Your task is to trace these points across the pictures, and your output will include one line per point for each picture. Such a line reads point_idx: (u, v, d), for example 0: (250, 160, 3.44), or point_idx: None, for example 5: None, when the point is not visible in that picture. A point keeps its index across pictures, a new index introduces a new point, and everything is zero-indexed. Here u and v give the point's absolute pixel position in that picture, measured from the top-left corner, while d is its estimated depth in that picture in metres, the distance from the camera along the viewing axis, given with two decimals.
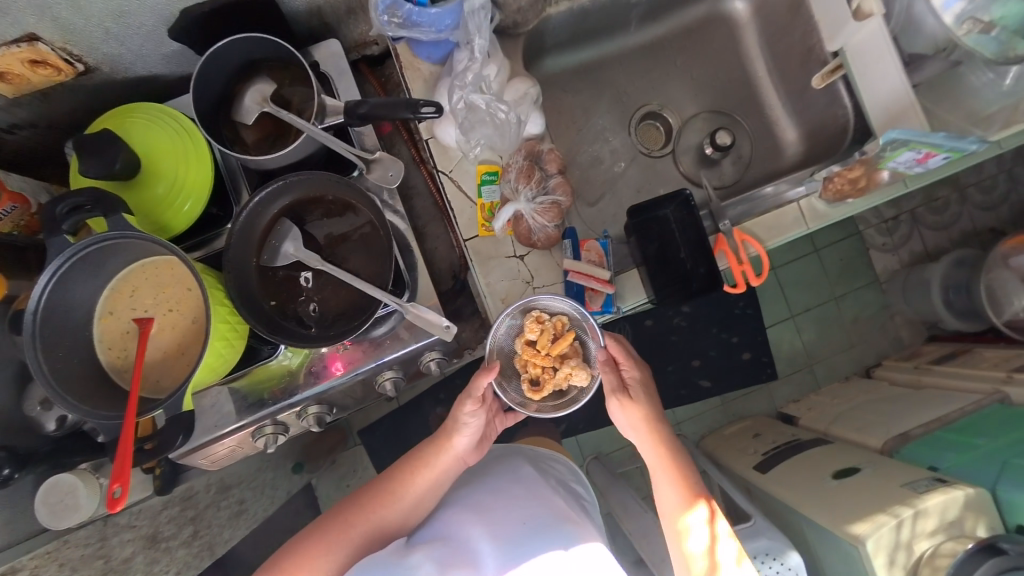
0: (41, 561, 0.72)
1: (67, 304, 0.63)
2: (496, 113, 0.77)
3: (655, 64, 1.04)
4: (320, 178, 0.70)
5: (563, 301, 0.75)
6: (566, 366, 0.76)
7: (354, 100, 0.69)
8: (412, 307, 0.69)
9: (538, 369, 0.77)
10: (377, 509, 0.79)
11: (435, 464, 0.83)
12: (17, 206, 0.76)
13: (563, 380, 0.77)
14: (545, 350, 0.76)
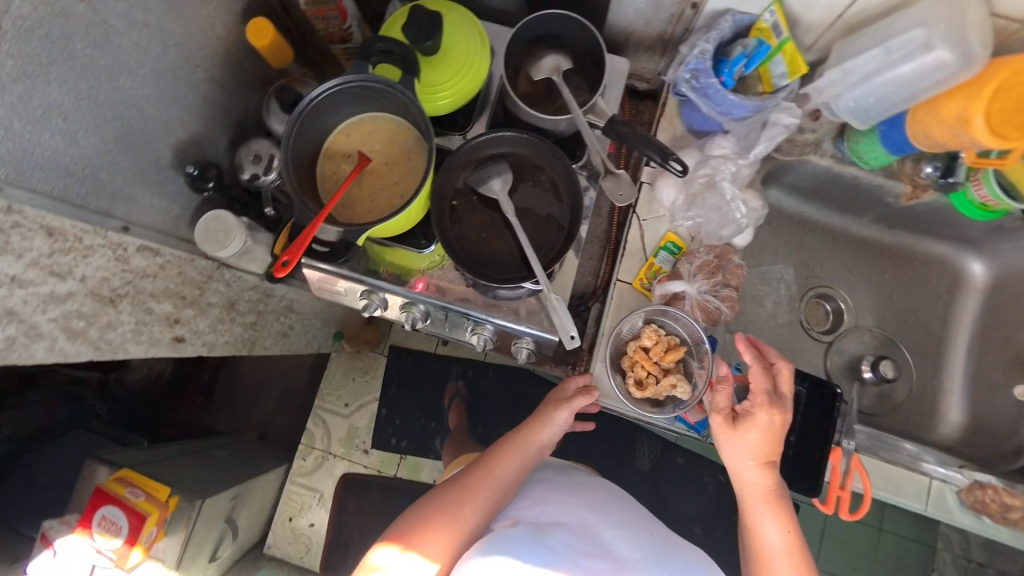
0: (172, 261, 0.84)
1: (328, 108, 0.75)
2: (735, 209, 0.81)
3: (864, 262, 1.03)
4: (552, 152, 0.78)
5: (686, 319, 0.74)
6: (670, 377, 0.74)
7: (624, 119, 0.75)
8: (555, 300, 0.75)
9: (644, 372, 0.75)
10: (489, 482, 0.79)
11: (524, 442, 0.85)
12: (337, 19, 0.90)
13: (664, 388, 0.74)
14: (656, 359, 0.75)
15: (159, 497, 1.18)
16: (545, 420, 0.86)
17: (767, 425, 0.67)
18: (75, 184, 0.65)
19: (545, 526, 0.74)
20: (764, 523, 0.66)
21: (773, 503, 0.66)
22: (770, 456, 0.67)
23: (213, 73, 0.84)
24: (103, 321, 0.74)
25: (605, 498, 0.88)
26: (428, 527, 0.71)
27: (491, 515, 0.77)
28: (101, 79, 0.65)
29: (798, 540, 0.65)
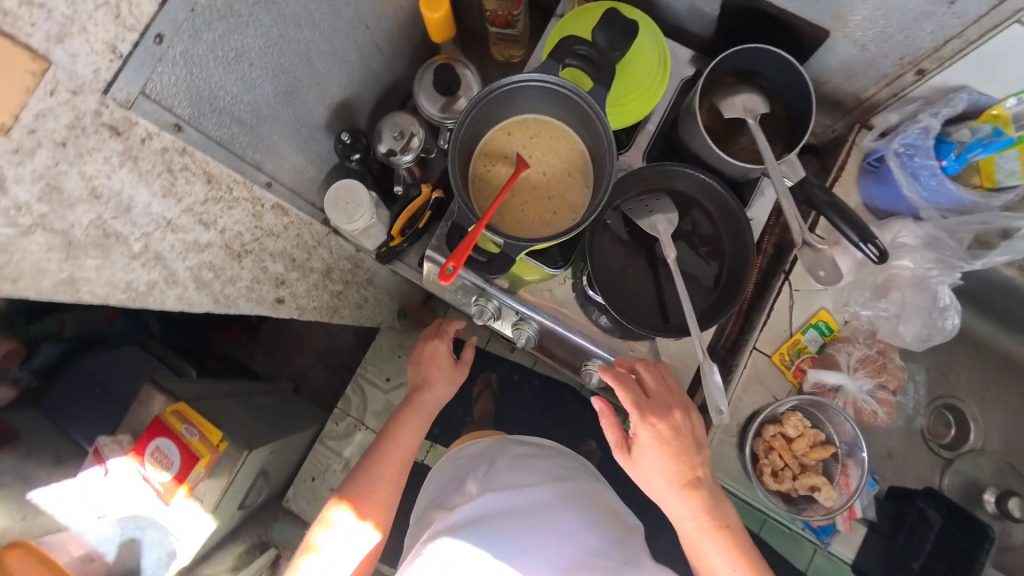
0: (296, 222, 0.80)
1: (501, 103, 0.71)
2: (943, 319, 0.75)
3: (1005, 381, 0.96)
4: (731, 203, 0.72)
5: (844, 419, 0.72)
6: (811, 475, 0.72)
7: (823, 184, 0.68)
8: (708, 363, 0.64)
9: (782, 463, 0.73)
10: (393, 464, 0.83)
11: (419, 409, 0.87)
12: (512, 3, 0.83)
13: (801, 485, 0.72)
14: (799, 453, 0.73)
15: (211, 440, 1.18)
16: (441, 372, 0.90)
17: (659, 439, 0.70)
18: (241, 133, 0.61)
19: (495, 530, 0.67)
20: (713, 558, 0.68)
21: (699, 535, 0.69)
22: (686, 479, 0.70)
23: (374, 36, 0.79)
24: (226, 274, 0.72)
25: (570, 509, 0.74)
26: (375, 492, 0.80)
27: (398, 492, 0.83)
28: (289, 28, 0.61)
29: (734, 553, 0.68)
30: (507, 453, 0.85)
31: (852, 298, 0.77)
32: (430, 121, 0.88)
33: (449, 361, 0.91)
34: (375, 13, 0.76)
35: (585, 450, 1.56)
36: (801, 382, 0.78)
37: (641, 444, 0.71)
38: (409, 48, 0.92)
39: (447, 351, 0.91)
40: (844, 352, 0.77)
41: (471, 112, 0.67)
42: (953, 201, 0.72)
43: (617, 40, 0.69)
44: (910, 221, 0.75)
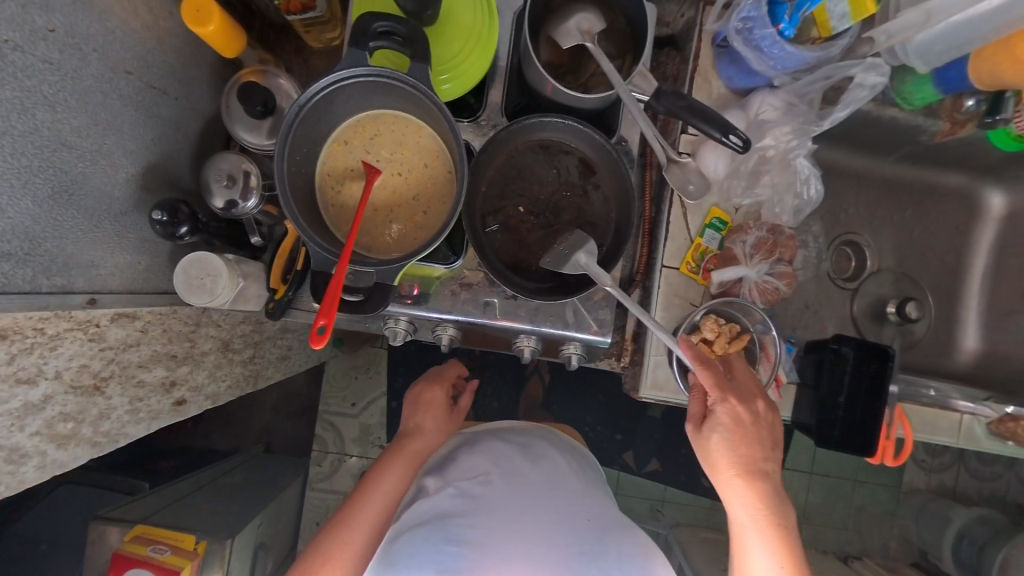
0: (153, 319, 0.69)
1: (322, 115, 0.61)
2: (809, 188, 0.77)
3: (887, 202, 1.02)
4: (599, 140, 0.69)
5: (752, 307, 0.70)
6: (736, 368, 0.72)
7: (673, 87, 0.65)
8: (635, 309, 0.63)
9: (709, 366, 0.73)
10: (363, 519, 0.72)
11: (405, 459, 0.77)
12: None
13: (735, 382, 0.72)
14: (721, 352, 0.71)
15: (187, 547, 1.11)
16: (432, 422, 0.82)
17: (733, 424, 0.67)
18: (18, 267, 0.51)
19: (449, 526, 0.67)
20: (757, 556, 0.64)
21: (757, 525, 0.65)
22: (751, 470, 0.66)
23: (144, 79, 0.65)
24: (93, 414, 0.63)
25: (513, 483, 0.75)
26: (333, 564, 0.68)
27: (371, 547, 0.73)
28: (9, 121, 0.48)
29: (785, 549, 0.64)
30: (460, 456, 0.81)
31: (733, 191, 0.77)
32: (261, 152, 0.76)
33: (443, 406, 0.85)
34: (129, 53, 0.62)
35: (563, 392, 1.61)
36: (710, 282, 0.77)
37: (724, 427, 0.66)
38: (203, 73, 0.77)
39: (443, 397, 0.85)
40: (740, 243, 0.76)
41: (288, 137, 0.58)
42: (799, 63, 0.71)
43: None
44: (768, 92, 0.74)
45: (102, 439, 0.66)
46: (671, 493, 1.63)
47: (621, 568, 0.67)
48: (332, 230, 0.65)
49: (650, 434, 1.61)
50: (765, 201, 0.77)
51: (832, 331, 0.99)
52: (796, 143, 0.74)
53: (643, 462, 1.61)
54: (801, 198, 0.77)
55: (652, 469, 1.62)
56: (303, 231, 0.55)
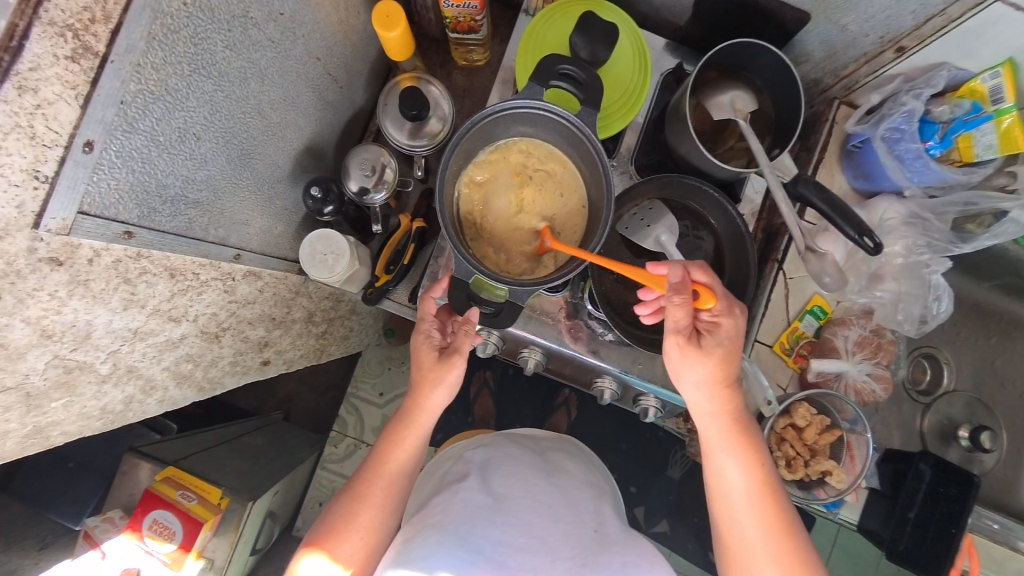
0: (270, 281, 0.72)
1: (484, 132, 0.64)
2: (933, 305, 0.77)
3: (975, 325, 1.00)
4: (729, 209, 0.70)
5: (847, 402, 0.70)
6: (822, 460, 0.70)
7: (817, 178, 0.66)
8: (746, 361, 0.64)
9: (793, 453, 0.72)
10: (380, 484, 0.65)
11: (417, 428, 0.66)
12: (473, 8, 0.75)
13: (815, 473, 0.71)
14: (810, 439, 0.71)
15: (212, 501, 1.13)
16: (430, 376, 0.65)
17: (728, 346, 0.58)
18: (199, 215, 0.54)
19: (464, 534, 0.58)
20: (742, 524, 0.57)
21: (732, 435, 0.59)
22: (725, 380, 0.59)
23: (325, 66, 0.71)
24: (207, 359, 0.66)
25: (527, 492, 0.67)
26: (357, 528, 0.63)
27: (393, 515, 0.66)
28: (234, 86, 0.53)
29: (753, 461, 0.58)
30: (477, 457, 0.74)
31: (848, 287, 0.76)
32: (400, 149, 0.81)
33: (433, 354, 0.65)
34: (323, 42, 0.68)
35: (593, 432, 1.49)
36: (803, 368, 0.78)
37: (716, 334, 0.58)
38: (361, 68, 0.82)
39: (432, 338, 0.66)
40: (841, 336, 0.75)
41: (455, 149, 0.61)
42: (936, 181, 0.72)
43: (600, 51, 0.64)
44: (896, 198, 0.75)
45: (203, 385, 0.69)
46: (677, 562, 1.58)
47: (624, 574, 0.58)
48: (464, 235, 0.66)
49: None
50: (882, 304, 0.76)
51: (897, 441, 0.95)
52: (929, 256, 0.74)
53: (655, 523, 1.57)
54: (927, 311, 0.78)
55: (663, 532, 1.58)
56: (454, 239, 0.56)
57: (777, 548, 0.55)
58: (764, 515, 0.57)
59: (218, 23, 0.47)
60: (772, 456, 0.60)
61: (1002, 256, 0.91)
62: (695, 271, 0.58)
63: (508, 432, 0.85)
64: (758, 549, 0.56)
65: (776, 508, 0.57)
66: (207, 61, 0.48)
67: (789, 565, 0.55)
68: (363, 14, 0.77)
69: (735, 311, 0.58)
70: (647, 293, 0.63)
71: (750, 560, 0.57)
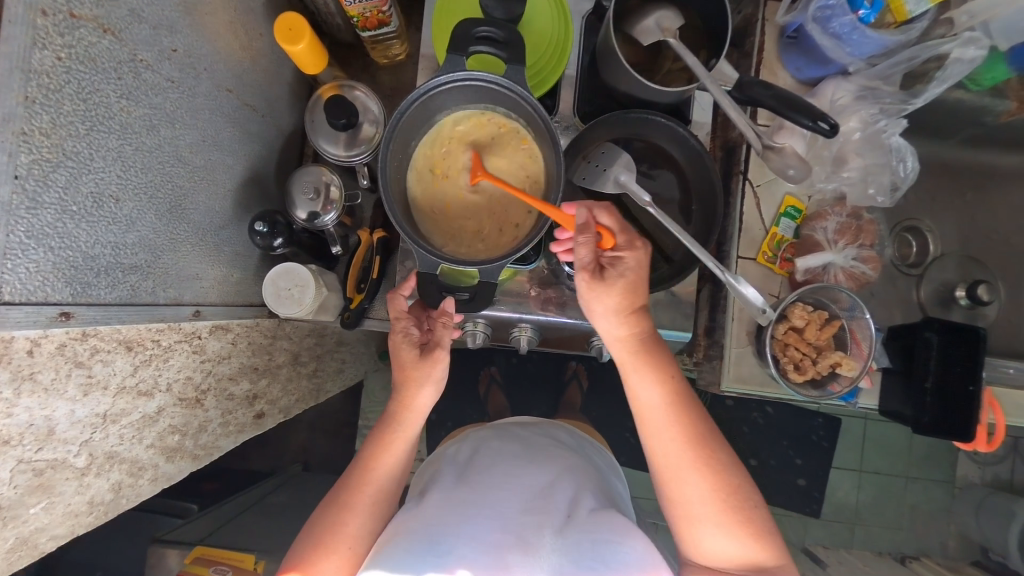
0: (242, 330, 0.69)
1: (410, 132, 0.61)
2: (900, 168, 0.78)
3: (945, 187, 0.97)
4: (680, 132, 0.70)
5: (840, 291, 0.69)
6: (828, 354, 0.70)
7: (760, 77, 0.65)
8: (735, 282, 0.63)
9: (800, 355, 0.71)
10: (370, 491, 0.63)
11: (405, 431, 0.64)
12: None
13: (825, 367, 0.70)
14: (811, 338, 0.70)
15: (249, 567, 1.10)
16: (416, 375, 0.63)
17: (635, 269, 0.58)
18: (142, 279, 0.50)
19: (435, 535, 0.58)
20: (661, 439, 0.59)
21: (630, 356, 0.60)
22: (632, 308, 0.59)
23: (239, 97, 0.67)
24: (194, 427, 0.64)
25: (506, 484, 0.66)
26: (342, 535, 0.61)
27: (380, 520, 0.64)
28: (141, 137, 0.49)
29: (662, 373, 0.59)
30: (473, 461, 0.73)
31: (817, 177, 0.76)
32: (340, 164, 0.77)
33: (415, 352, 0.63)
34: (230, 72, 0.65)
35: (609, 396, 1.48)
36: (791, 271, 0.77)
37: (620, 267, 0.57)
38: (281, 89, 0.79)
39: (411, 335, 0.64)
40: (820, 230, 0.75)
41: (389, 149, 0.58)
42: (878, 48, 0.71)
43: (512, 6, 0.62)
44: (840, 79, 0.75)
45: (199, 453, 0.67)
46: None
47: (596, 557, 0.56)
48: (444, 240, 0.62)
49: None
50: (850, 186, 0.76)
51: (899, 320, 0.94)
52: (884, 122, 0.75)
53: None
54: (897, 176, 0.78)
55: None
56: (412, 236, 0.53)
57: (692, 459, 0.58)
58: (675, 426, 0.59)
59: (103, 72, 0.44)
60: (711, 419, 0.60)
61: (958, 114, 0.88)
62: (599, 212, 0.57)
63: (499, 426, 0.85)
64: (677, 460, 0.58)
65: (695, 442, 0.58)
66: (104, 115, 0.44)
67: (711, 476, 0.58)
68: (265, 34, 0.73)
69: (636, 244, 0.58)
70: (561, 233, 0.59)
71: (674, 473, 0.59)
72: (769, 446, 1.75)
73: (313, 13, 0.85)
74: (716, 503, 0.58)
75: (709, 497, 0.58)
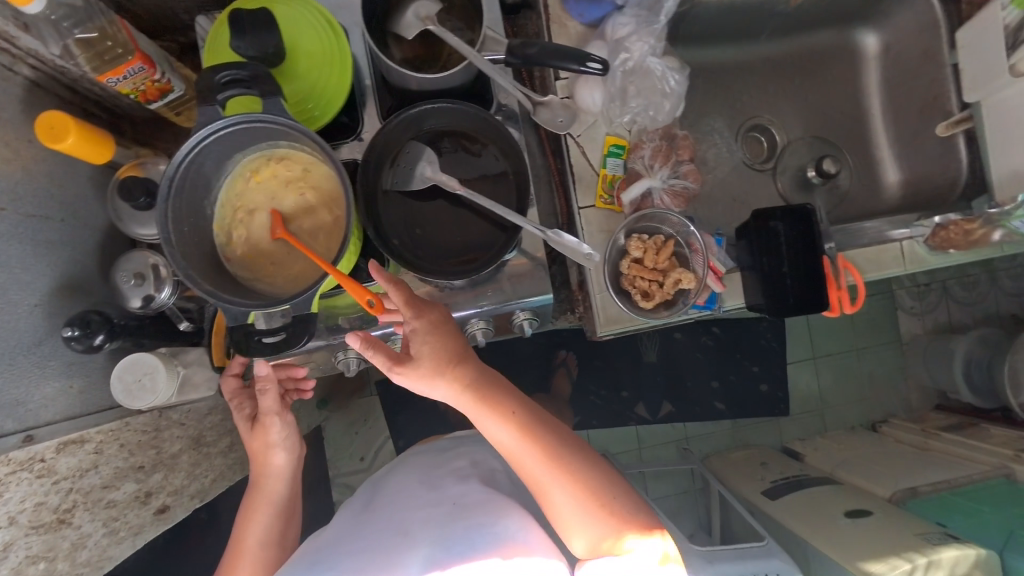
0: (105, 437, 0.68)
1: (194, 195, 0.60)
2: (667, 82, 0.78)
3: (773, 81, 1.03)
4: (470, 111, 0.69)
5: (668, 213, 0.71)
6: (674, 273, 0.72)
7: (522, 38, 0.65)
8: (553, 234, 0.65)
9: (647, 283, 0.72)
10: None
11: (266, 484, 0.82)
12: (145, 70, 0.70)
13: (672, 288, 0.72)
14: (652, 264, 0.72)
15: None
16: (255, 442, 0.80)
17: (426, 331, 0.63)
18: None
19: (318, 560, 0.66)
20: (527, 462, 0.66)
21: (475, 398, 0.65)
22: (450, 357, 0.64)
23: (19, 210, 0.65)
24: (65, 548, 0.65)
25: (404, 506, 0.74)
26: None
27: None
28: None
29: (502, 412, 0.65)
30: (388, 491, 0.80)
31: (611, 114, 0.78)
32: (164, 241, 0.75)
33: (247, 424, 0.81)
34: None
35: None
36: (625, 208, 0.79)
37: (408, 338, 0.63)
38: (81, 185, 0.76)
39: (241, 414, 0.81)
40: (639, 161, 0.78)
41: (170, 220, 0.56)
42: None
43: (259, 40, 0.61)
44: (617, 15, 0.77)
45: (83, 569, 0.70)
46: (693, 428, 1.81)
47: (464, 541, 0.63)
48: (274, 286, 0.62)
49: (655, 380, 1.79)
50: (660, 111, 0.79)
51: None
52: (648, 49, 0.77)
53: (656, 408, 1.79)
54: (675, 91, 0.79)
55: (667, 410, 1.79)
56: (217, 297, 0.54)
57: (553, 470, 0.65)
58: (530, 449, 0.65)
59: None
60: (547, 431, 0.67)
61: (754, 12, 0.91)
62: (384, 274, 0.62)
63: (407, 459, 0.93)
64: (540, 475, 0.65)
65: (548, 457, 0.65)
66: None
67: (572, 482, 0.65)
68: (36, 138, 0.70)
69: (426, 309, 0.63)
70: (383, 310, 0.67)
71: (541, 489, 0.66)
72: (727, 362, 1.81)
73: (101, 100, 0.83)
74: (583, 506, 0.65)
75: (573, 503, 0.65)
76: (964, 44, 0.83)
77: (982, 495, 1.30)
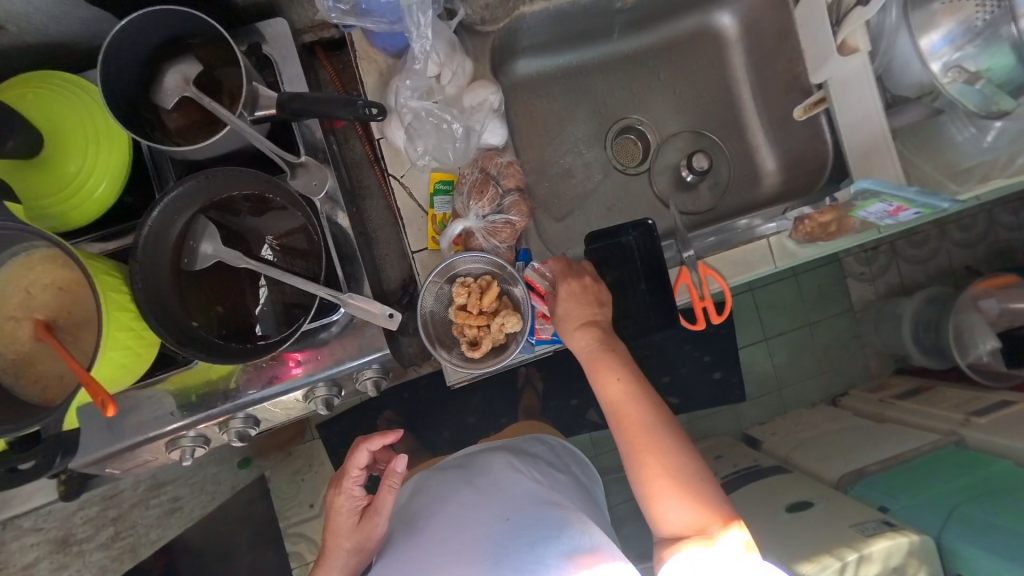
0: None
1: None
2: (449, 122, 0.70)
3: (636, 77, 0.95)
4: (247, 175, 0.60)
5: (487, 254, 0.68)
6: (499, 315, 0.68)
7: (288, 92, 0.59)
8: (348, 296, 0.61)
9: (474, 330, 0.68)
10: None
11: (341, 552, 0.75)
12: None
13: (499, 333, 0.68)
14: (478, 308, 0.68)
15: None
16: (346, 537, 0.75)
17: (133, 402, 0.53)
18: None
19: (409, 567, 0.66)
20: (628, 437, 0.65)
21: (598, 359, 0.66)
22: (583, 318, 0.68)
23: None
24: None
25: (461, 506, 0.72)
26: None
27: None
28: None
29: (615, 371, 0.65)
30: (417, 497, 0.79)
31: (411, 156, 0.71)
32: None
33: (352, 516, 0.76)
34: None
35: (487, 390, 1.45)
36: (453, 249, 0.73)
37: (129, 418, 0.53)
38: None
39: (347, 497, 0.76)
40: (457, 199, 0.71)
41: None
42: None
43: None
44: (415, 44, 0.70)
45: None
46: None
47: (546, 547, 0.63)
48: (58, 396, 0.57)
49: None
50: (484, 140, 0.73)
51: None
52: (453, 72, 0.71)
53: None
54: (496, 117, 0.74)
55: None
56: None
57: (651, 437, 0.63)
58: (647, 423, 0.64)
59: None
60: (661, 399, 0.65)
61: (591, 11, 0.84)
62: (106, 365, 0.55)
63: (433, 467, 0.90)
64: (642, 454, 0.63)
65: (656, 434, 0.63)
66: None
67: (667, 464, 0.62)
68: None
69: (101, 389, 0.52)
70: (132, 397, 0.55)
71: (639, 466, 0.63)
72: (677, 355, 1.72)
73: None
74: (681, 494, 0.61)
75: (672, 485, 0.61)
76: (802, 22, 0.79)
77: (921, 466, 1.20)
